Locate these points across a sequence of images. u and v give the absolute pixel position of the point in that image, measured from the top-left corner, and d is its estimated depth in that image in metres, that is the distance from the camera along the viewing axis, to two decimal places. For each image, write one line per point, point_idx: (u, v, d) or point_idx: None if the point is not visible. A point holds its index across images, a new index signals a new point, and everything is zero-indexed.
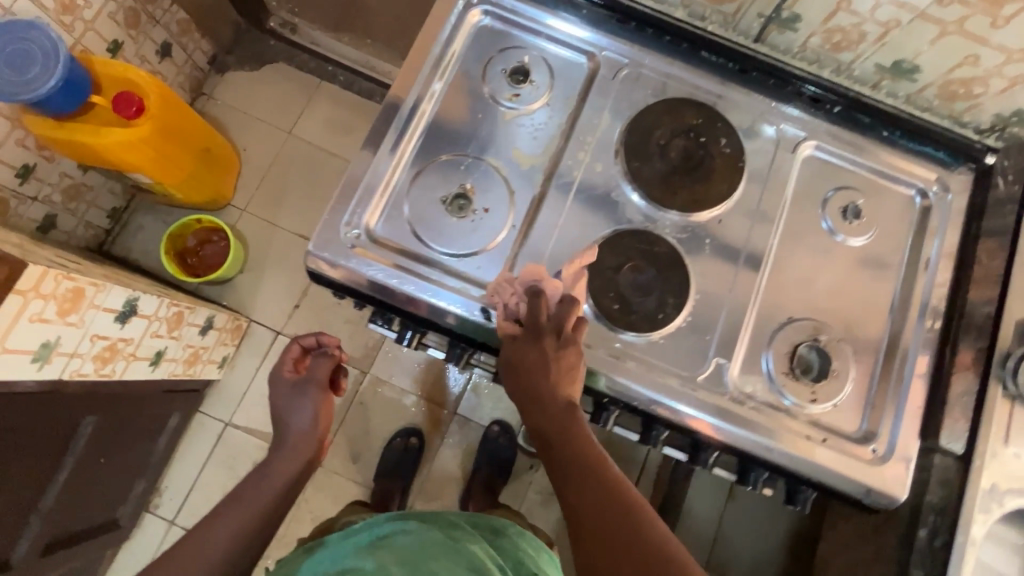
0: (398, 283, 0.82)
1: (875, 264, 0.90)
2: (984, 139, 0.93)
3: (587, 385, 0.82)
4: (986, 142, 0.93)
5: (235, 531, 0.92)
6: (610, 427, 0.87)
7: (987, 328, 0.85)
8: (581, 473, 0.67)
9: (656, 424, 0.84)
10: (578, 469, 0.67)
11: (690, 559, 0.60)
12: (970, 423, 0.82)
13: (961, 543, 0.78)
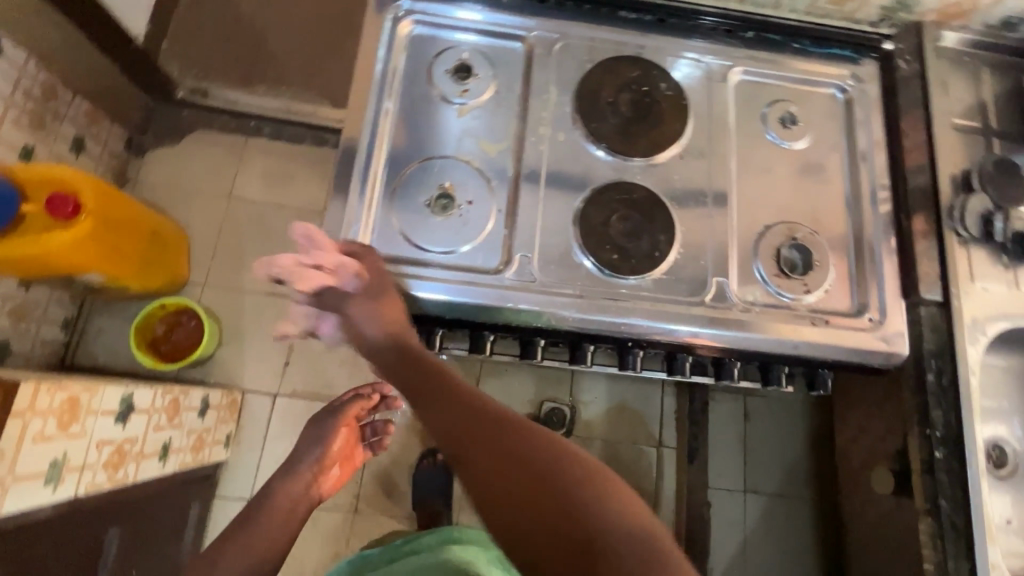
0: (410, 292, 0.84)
1: (822, 160, 0.99)
2: (879, 30, 1.04)
3: (612, 334, 0.87)
4: (881, 32, 1.05)
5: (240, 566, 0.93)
6: (639, 369, 0.93)
7: (929, 188, 0.96)
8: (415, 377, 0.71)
9: (679, 352, 0.91)
10: (485, 425, 0.61)
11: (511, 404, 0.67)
12: (940, 272, 0.92)
13: (963, 374, 0.87)
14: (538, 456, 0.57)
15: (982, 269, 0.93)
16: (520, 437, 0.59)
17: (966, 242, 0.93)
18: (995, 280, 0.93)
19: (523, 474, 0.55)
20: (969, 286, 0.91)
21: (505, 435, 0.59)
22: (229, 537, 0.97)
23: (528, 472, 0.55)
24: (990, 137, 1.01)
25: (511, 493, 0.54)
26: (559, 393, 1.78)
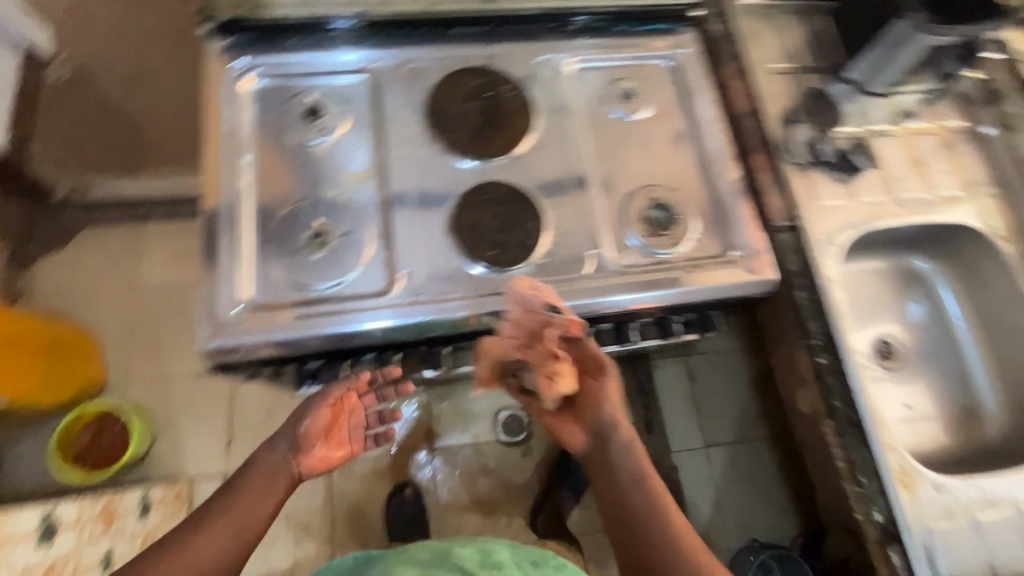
0: (314, 331, 0.85)
1: (667, 124, 1.08)
2: None
3: None
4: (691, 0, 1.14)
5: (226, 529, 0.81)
6: None
7: (760, 128, 1.06)
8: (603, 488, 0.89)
9: None
10: (644, 532, 0.84)
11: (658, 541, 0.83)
12: (784, 199, 1.02)
13: (823, 283, 0.96)
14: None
15: (820, 188, 1.03)
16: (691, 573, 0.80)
17: (801, 167, 1.04)
18: (836, 195, 1.04)
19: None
20: (810, 206, 1.02)
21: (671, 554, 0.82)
22: (248, 479, 0.86)
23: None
24: (805, 73, 1.13)
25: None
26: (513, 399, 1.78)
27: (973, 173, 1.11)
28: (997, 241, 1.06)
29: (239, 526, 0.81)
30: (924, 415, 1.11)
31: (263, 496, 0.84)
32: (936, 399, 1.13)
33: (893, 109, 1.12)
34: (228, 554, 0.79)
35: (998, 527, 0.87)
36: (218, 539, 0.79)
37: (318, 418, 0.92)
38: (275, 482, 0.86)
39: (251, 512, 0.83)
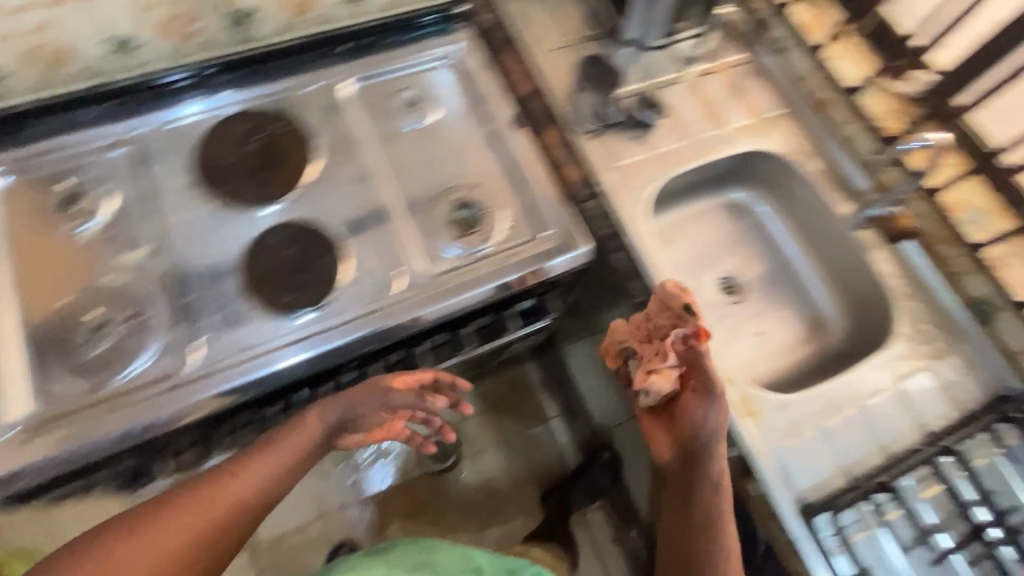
0: (175, 406, 0.80)
1: (459, 122, 1.06)
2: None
3: (336, 363, 0.87)
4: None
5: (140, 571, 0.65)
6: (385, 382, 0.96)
7: (547, 106, 1.07)
8: (681, 491, 0.81)
9: (413, 344, 0.93)
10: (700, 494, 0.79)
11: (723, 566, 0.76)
12: (583, 169, 1.02)
13: (633, 242, 0.98)
14: (725, 552, 0.77)
15: (614, 150, 1.06)
16: (721, 532, 0.77)
17: (592, 135, 1.05)
18: (634, 153, 1.06)
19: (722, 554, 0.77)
20: (606, 170, 1.03)
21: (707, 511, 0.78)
22: (284, 438, 0.76)
23: (716, 561, 0.76)
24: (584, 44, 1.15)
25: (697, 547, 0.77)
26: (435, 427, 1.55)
27: (760, 99, 1.15)
28: (790, 159, 1.11)
29: (249, 504, 0.71)
30: (781, 334, 1.13)
31: (272, 482, 0.73)
32: (789, 316, 1.15)
33: (671, 62, 1.17)
34: (216, 550, 0.68)
35: (845, 429, 0.89)
36: (228, 513, 0.69)
37: (374, 418, 0.81)
38: (299, 463, 0.75)
39: (251, 510, 0.71)
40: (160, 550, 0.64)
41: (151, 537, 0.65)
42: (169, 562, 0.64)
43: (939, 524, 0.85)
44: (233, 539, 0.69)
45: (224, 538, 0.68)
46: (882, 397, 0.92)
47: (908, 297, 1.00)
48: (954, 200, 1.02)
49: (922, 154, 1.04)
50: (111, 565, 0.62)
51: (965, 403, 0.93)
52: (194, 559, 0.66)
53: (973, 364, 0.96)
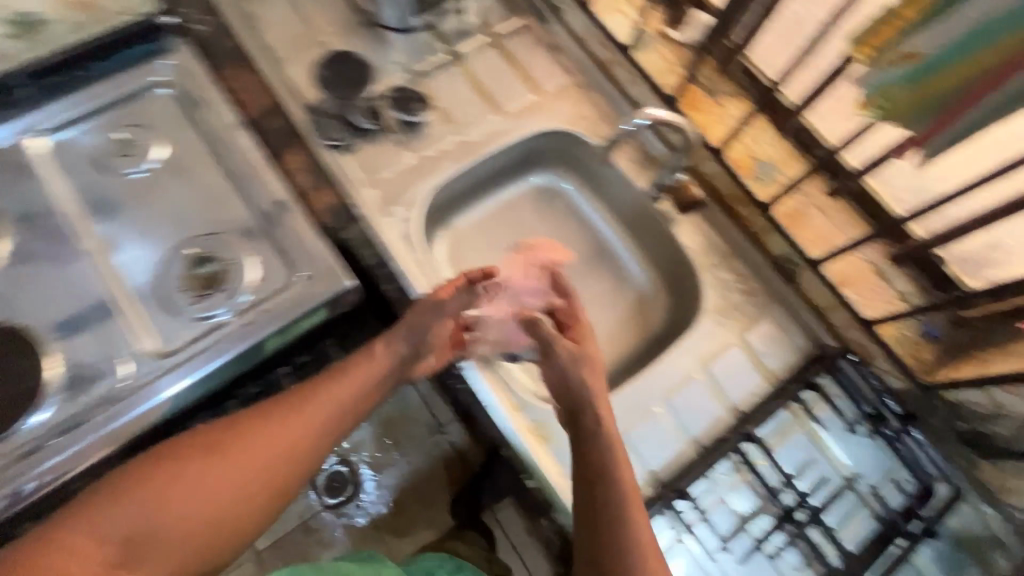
0: None
1: (186, 161, 0.89)
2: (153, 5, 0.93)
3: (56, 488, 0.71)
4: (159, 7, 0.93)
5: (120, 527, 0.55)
6: None
7: (286, 123, 0.91)
8: (587, 459, 0.64)
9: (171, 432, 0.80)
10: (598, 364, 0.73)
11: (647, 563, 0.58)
12: (337, 192, 0.89)
13: (400, 269, 0.86)
14: (630, 518, 0.59)
15: (374, 162, 0.92)
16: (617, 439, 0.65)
17: (345, 151, 0.91)
18: (398, 159, 0.93)
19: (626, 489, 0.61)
20: (365, 189, 0.90)
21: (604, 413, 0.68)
22: (351, 364, 0.69)
23: (614, 483, 0.61)
24: (330, 38, 0.99)
25: (588, 458, 0.64)
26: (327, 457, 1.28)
27: (542, 69, 1.03)
28: (579, 132, 1.00)
29: (334, 424, 0.63)
30: (607, 322, 1.02)
31: (354, 402, 0.66)
32: (615, 300, 1.03)
33: (437, 43, 1.03)
34: (281, 476, 0.59)
35: (649, 434, 0.83)
36: (301, 438, 0.61)
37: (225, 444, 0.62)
38: (362, 400, 0.66)
39: (324, 436, 0.62)
40: (232, 477, 0.56)
41: (244, 442, 0.58)
42: (269, 452, 0.58)
43: (753, 511, 0.81)
44: (293, 492, 0.60)
45: (302, 464, 0.60)
46: (687, 387, 0.86)
47: (713, 268, 0.93)
48: (742, 155, 0.91)
49: (708, 107, 0.94)
50: (221, 458, 0.56)
51: (775, 373, 0.88)
52: (249, 505, 0.57)
53: (785, 326, 0.91)
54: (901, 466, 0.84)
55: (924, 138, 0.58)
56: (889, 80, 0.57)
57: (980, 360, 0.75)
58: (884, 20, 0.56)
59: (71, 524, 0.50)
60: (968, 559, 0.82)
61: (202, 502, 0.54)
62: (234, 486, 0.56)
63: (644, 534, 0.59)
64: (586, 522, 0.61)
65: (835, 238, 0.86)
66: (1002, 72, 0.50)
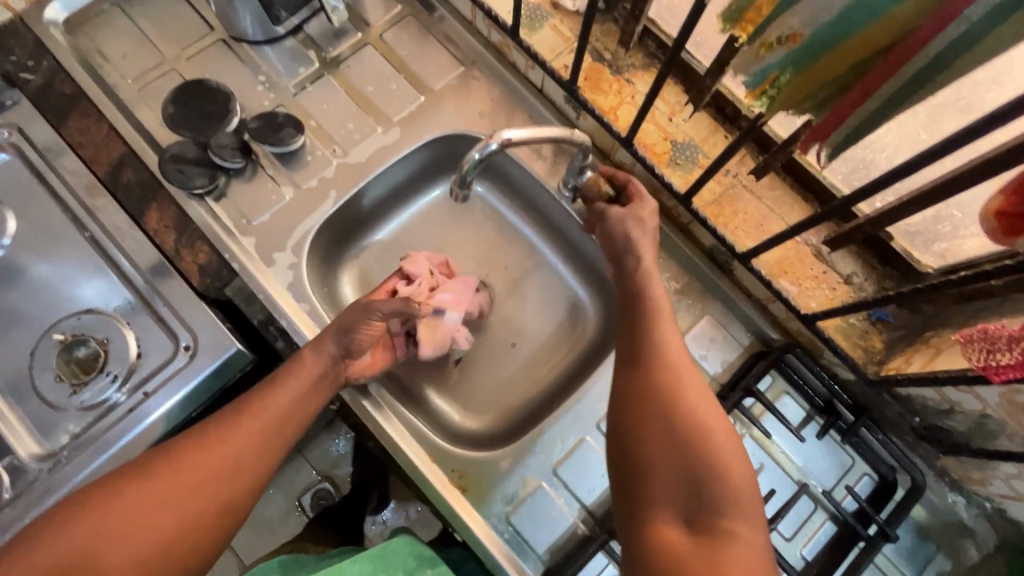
0: None
1: (45, 238, 0.81)
2: None
3: None
4: None
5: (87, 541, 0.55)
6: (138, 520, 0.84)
7: (143, 173, 0.81)
8: (638, 330, 0.66)
9: None
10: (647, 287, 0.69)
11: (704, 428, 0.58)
12: (210, 245, 0.80)
13: (292, 324, 0.78)
14: (681, 372, 0.62)
15: (248, 202, 0.82)
16: (673, 361, 0.63)
17: (214, 197, 0.81)
18: (275, 196, 0.83)
19: (689, 411, 0.59)
20: (241, 237, 0.80)
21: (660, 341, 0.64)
22: (296, 368, 0.70)
23: (663, 347, 0.64)
24: (183, 64, 0.88)
25: (653, 384, 0.61)
26: (309, 468, 1.12)
27: (431, 65, 0.91)
28: (480, 131, 0.88)
29: (274, 428, 0.65)
30: (540, 337, 0.93)
31: (292, 406, 0.67)
32: (546, 311, 0.94)
33: (309, 52, 0.91)
34: (220, 485, 0.60)
35: (579, 467, 0.77)
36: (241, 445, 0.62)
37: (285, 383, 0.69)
38: (297, 406, 0.68)
39: (266, 440, 0.64)
40: (169, 487, 0.58)
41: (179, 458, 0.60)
42: (209, 459, 0.60)
43: None
44: (241, 499, 0.61)
45: (242, 472, 0.62)
46: None
47: None
48: (657, 140, 0.80)
49: (615, 87, 0.81)
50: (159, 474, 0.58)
51: (715, 377, 0.81)
52: (193, 516, 0.58)
53: (724, 322, 0.82)
54: (857, 460, 0.78)
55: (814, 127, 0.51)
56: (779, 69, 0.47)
57: (926, 347, 0.68)
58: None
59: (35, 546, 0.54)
60: (935, 549, 0.76)
61: (137, 511, 0.56)
62: (177, 501, 0.57)
63: (698, 403, 0.60)
64: (633, 380, 0.63)
65: (766, 222, 0.77)
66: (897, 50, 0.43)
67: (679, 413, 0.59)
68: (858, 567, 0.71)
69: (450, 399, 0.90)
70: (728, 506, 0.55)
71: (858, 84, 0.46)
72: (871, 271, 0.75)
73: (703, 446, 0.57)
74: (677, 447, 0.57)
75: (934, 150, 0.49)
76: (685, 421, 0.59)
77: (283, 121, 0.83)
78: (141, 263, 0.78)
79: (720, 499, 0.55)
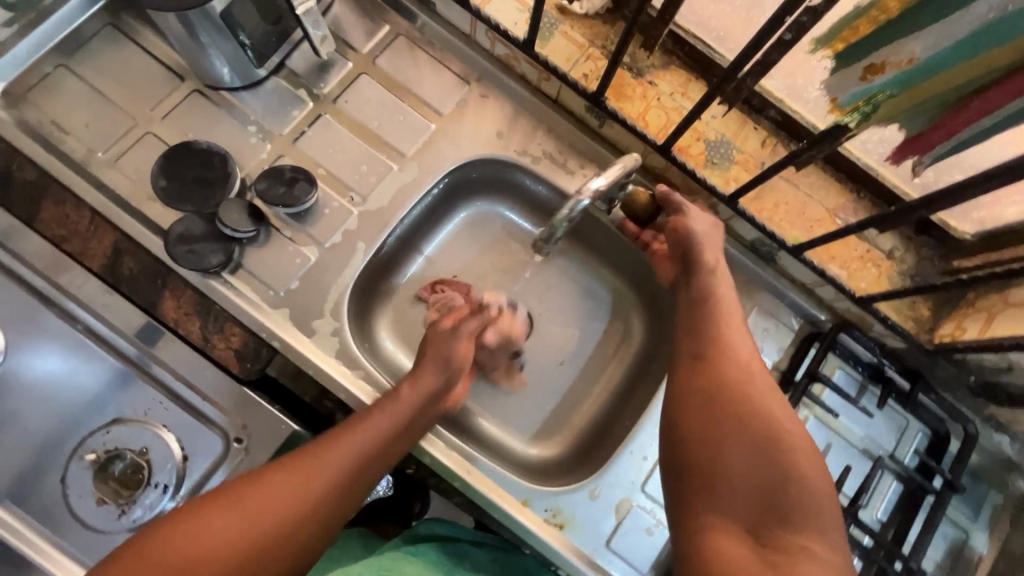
0: None
1: (22, 343, 0.69)
2: None
3: None
4: None
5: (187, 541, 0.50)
6: None
7: (147, 260, 0.72)
8: (711, 330, 0.66)
9: None
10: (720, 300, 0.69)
11: (786, 433, 0.58)
12: (242, 326, 0.73)
13: (350, 393, 0.74)
14: (755, 379, 0.62)
15: (272, 270, 0.76)
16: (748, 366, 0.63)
17: (234, 269, 0.75)
18: (301, 259, 0.77)
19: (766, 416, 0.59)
20: (271, 311, 0.74)
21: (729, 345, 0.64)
22: (388, 398, 0.67)
23: (735, 354, 0.64)
24: (158, 124, 0.78)
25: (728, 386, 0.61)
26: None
27: (435, 87, 0.84)
28: (500, 152, 0.84)
29: (355, 475, 0.60)
30: (587, 350, 0.91)
31: (377, 451, 0.63)
32: (588, 322, 0.91)
33: (298, 90, 0.82)
34: (319, 507, 0.57)
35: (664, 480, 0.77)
36: (326, 493, 0.58)
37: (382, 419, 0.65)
38: (381, 453, 0.63)
39: (348, 489, 0.60)
40: (270, 506, 0.54)
41: (261, 501, 0.54)
42: (294, 503, 0.55)
43: None
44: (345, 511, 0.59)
45: (340, 495, 0.59)
46: None
47: None
48: (690, 141, 0.79)
49: (638, 91, 0.79)
50: (241, 513, 0.53)
51: (775, 366, 0.82)
52: (304, 521, 0.55)
53: (774, 311, 0.84)
54: (912, 420, 0.82)
55: (902, 130, 0.61)
56: (874, 87, 0.57)
57: (975, 311, 0.73)
58: (863, 14, 0.54)
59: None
60: (989, 486, 0.82)
61: (241, 530, 0.52)
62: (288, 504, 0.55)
63: (779, 414, 0.60)
64: (704, 379, 0.62)
65: (807, 210, 0.78)
66: (1005, 78, 0.52)
67: (756, 419, 0.59)
68: (935, 522, 0.75)
69: (512, 430, 0.87)
70: (796, 520, 0.55)
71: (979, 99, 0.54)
72: (909, 243, 0.78)
73: (779, 452, 0.57)
74: (754, 455, 0.57)
75: None
76: (767, 427, 0.58)
77: (293, 175, 0.76)
78: (124, 327, 0.69)
79: (793, 511, 0.55)
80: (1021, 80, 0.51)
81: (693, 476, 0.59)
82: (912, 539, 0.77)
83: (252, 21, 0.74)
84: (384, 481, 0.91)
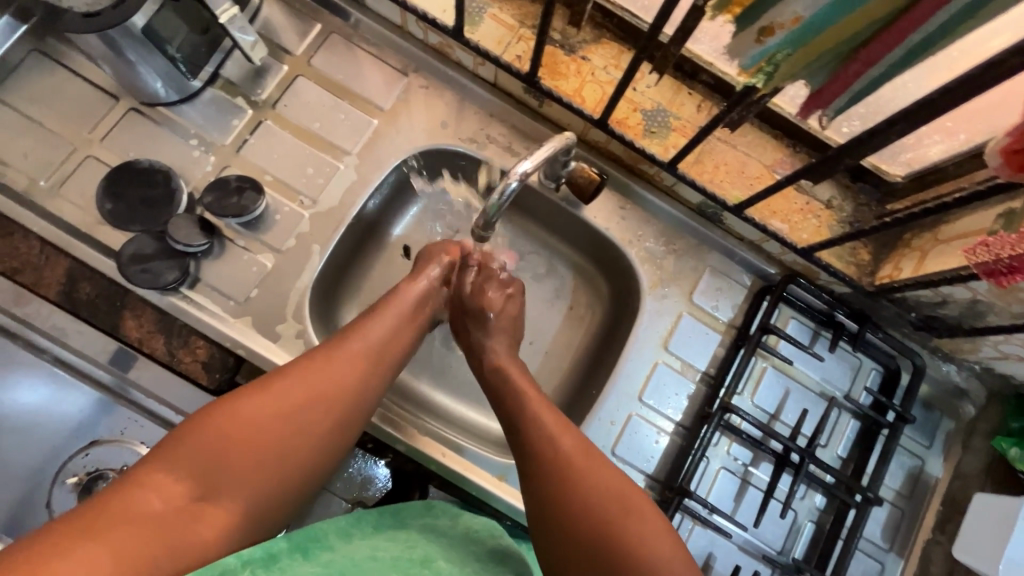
0: None
1: (10, 375, 0.72)
2: None
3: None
4: None
5: (215, 440, 0.53)
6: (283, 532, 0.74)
7: (105, 283, 0.73)
8: (516, 403, 0.66)
9: None
10: (586, 455, 0.60)
11: (592, 474, 0.59)
12: (208, 337, 0.74)
13: None
14: (550, 435, 0.62)
15: (230, 281, 0.77)
16: (658, 545, 0.54)
17: (190, 284, 0.76)
18: (257, 267, 0.78)
19: (565, 460, 0.60)
20: (232, 321, 0.76)
21: (610, 491, 0.57)
22: (391, 300, 0.70)
23: (530, 417, 0.64)
24: (97, 146, 0.78)
25: (551, 457, 0.60)
26: (338, 501, 0.77)
27: (373, 83, 0.85)
28: (442, 140, 0.85)
29: (375, 360, 0.64)
30: (554, 325, 0.91)
31: (389, 345, 0.66)
32: (552, 298, 0.92)
33: (235, 99, 0.82)
34: (338, 401, 0.60)
35: (633, 442, 0.81)
36: (347, 385, 0.61)
37: (384, 330, 0.67)
38: (394, 347, 0.67)
39: (369, 375, 0.63)
40: (288, 406, 0.57)
41: (293, 387, 0.58)
42: (319, 394, 0.59)
43: (749, 464, 0.82)
44: (363, 406, 0.63)
45: (354, 393, 0.62)
46: (654, 376, 0.83)
47: (637, 240, 0.86)
48: (628, 113, 0.80)
49: (573, 67, 0.80)
50: (273, 396, 0.57)
51: (731, 323, 0.85)
52: (325, 415, 0.59)
53: (725, 270, 0.86)
54: (864, 359, 0.86)
55: (806, 85, 0.58)
56: (770, 49, 0.52)
57: (911, 251, 0.76)
58: None
59: (147, 470, 0.51)
60: (942, 414, 0.86)
61: (263, 422, 0.55)
62: (302, 412, 0.57)
63: (569, 451, 0.60)
64: (526, 462, 0.62)
65: (746, 167, 0.80)
66: (887, 27, 0.48)
67: (569, 475, 0.59)
68: (890, 452, 0.80)
69: (485, 411, 0.87)
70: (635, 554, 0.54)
71: (862, 53, 0.51)
72: (846, 191, 0.81)
73: (599, 494, 0.57)
74: (579, 524, 0.56)
75: (936, 96, 0.51)
76: (575, 475, 0.58)
77: (238, 185, 0.76)
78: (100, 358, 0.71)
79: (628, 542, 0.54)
80: (904, 26, 0.47)
81: (581, 541, 0.55)
82: (870, 470, 0.82)
83: (178, 33, 0.73)
84: (382, 477, 0.79)
